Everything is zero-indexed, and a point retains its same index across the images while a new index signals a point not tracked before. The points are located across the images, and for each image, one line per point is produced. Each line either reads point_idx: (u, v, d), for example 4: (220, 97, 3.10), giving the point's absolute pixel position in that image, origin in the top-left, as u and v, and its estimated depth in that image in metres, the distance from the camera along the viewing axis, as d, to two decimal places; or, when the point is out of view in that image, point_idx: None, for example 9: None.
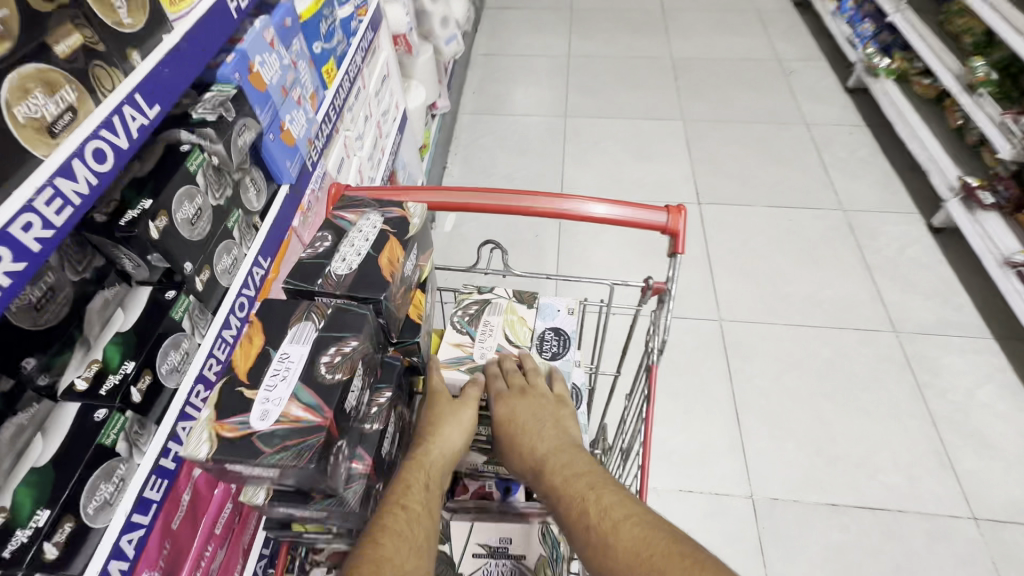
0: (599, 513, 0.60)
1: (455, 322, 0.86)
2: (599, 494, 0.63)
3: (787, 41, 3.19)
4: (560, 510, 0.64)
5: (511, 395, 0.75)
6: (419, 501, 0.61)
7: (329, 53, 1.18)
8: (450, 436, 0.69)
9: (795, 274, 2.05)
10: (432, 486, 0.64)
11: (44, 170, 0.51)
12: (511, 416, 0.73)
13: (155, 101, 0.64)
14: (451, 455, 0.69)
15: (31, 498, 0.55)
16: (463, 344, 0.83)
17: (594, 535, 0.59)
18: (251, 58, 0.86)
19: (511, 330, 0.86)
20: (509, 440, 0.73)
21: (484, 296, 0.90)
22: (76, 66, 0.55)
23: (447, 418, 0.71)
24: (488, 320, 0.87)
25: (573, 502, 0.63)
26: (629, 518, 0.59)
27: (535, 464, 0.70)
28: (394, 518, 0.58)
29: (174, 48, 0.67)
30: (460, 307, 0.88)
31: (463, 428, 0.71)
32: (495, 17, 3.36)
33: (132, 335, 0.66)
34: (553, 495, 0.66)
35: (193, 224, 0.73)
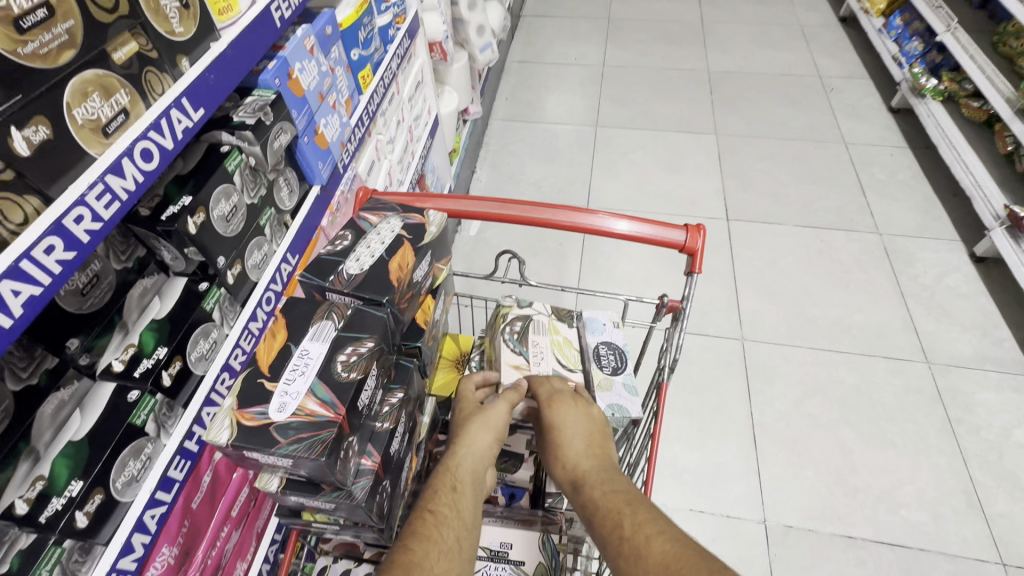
0: (633, 525, 0.59)
1: (505, 341, 0.86)
2: (634, 509, 0.61)
3: (830, 58, 3.11)
4: (595, 523, 0.62)
5: (557, 401, 0.74)
6: (446, 504, 0.64)
7: (366, 60, 1.22)
8: (478, 438, 0.72)
9: (824, 297, 2.00)
10: (459, 488, 0.67)
11: (96, 167, 0.55)
12: (555, 424, 0.73)
13: (200, 105, 0.68)
14: (478, 458, 0.71)
15: (68, 469, 0.59)
16: (521, 366, 0.83)
17: (626, 545, 0.57)
18: (291, 65, 0.91)
19: (562, 350, 0.87)
20: (552, 451, 0.73)
21: (525, 309, 0.90)
22: (130, 72, 0.59)
23: (480, 422, 0.73)
24: (535, 340, 0.87)
25: (608, 515, 0.62)
26: (661, 534, 0.57)
27: (575, 476, 0.69)
28: (424, 523, 0.61)
29: (220, 55, 0.72)
30: (504, 325, 0.88)
31: (491, 429, 0.73)
32: (532, 25, 3.39)
33: (166, 323, 0.70)
34: (591, 506, 0.65)
35: (228, 221, 0.77)
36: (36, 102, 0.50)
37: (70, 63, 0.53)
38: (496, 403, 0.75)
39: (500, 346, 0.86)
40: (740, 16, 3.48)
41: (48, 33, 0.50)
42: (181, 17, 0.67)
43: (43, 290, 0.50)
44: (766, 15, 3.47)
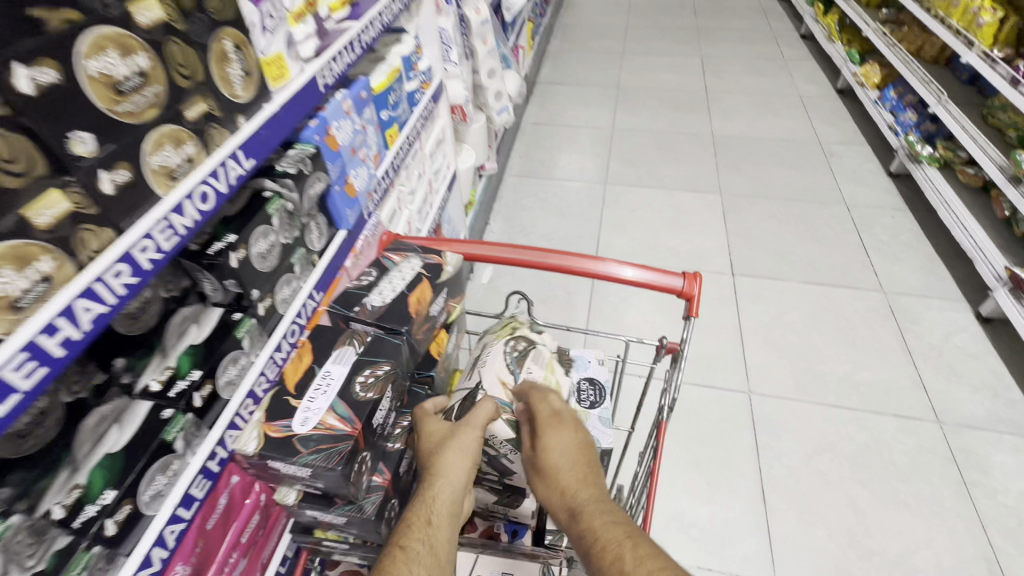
0: (632, 559, 0.58)
1: (502, 353, 0.89)
2: (632, 543, 0.60)
3: (829, 125, 3.28)
4: (593, 556, 0.61)
5: (547, 426, 0.76)
6: (419, 539, 0.59)
7: (393, 120, 1.35)
8: (453, 465, 0.67)
9: (830, 353, 2.01)
10: (434, 521, 0.62)
11: (163, 207, 0.63)
12: (548, 451, 0.74)
13: (251, 155, 0.78)
14: (457, 488, 0.66)
15: (103, 479, 0.63)
16: (507, 384, 0.85)
17: None
18: (329, 123, 1.02)
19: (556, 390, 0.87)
20: (543, 477, 0.72)
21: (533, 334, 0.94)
22: (199, 128, 0.69)
23: (455, 441, 0.68)
24: (530, 367, 0.87)
25: (608, 548, 0.61)
26: (662, 569, 0.56)
27: (568, 503, 0.68)
28: (394, 561, 0.56)
29: (272, 115, 0.83)
30: (510, 339, 0.91)
31: (466, 455, 0.68)
32: (547, 91, 3.63)
33: (201, 349, 0.76)
34: (589, 536, 0.63)
35: (264, 257, 0.85)
36: (124, 150, 0.58)
37: (152, 119, 0.62)
38: (467, 428, 0.70)
39: (497, 356, 0.88)
40: (743, 87, 3.70)
41: (140, 96, 0.60)
42: (244, 85, 0.78)
43: (108, 310, 0.57)
44: (767, 86, 3.70)
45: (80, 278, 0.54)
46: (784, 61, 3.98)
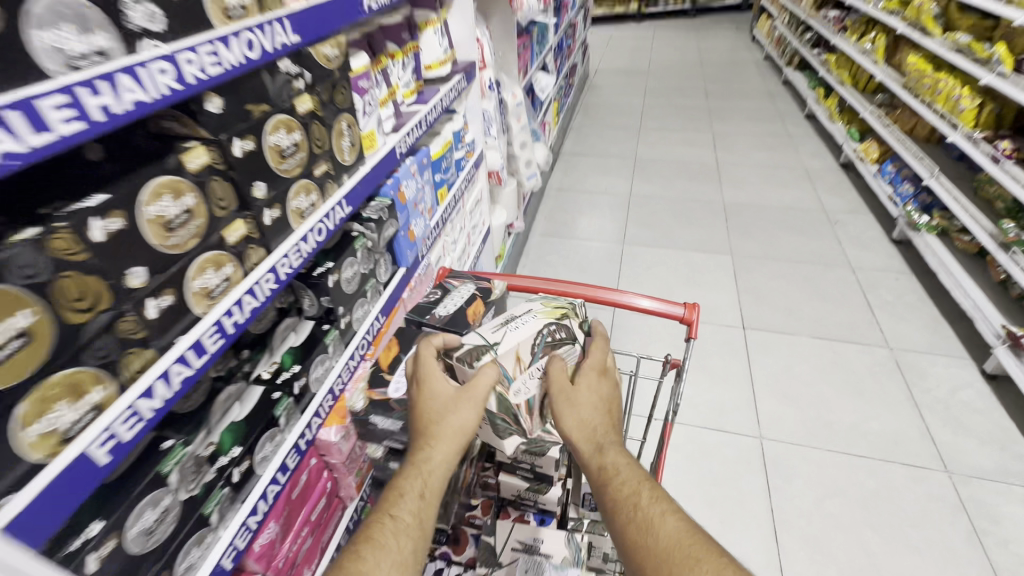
0: (649, 501, 0.74)
1: (536, 333, 0.91)
2: (649, 489, 0.76)
3: (834, 196, 3.52)
4: (614, 490, 0.76)
5: (585, 376, 0.89)
6: (408, 513, 0.73)
7: (444, 181, 1.63)
8: (446, 446, 0.79)
9: (839, 403, 2.11)
10: (426, 497, 0.75)
11: (295, 235, 0.86)
12: (587, 395, 0.87)
13: (350, 203, 1.03)
14: (447, 461, 0.78)
15: (232, 438, 0.81)
16: (519, 365, 0.88)
17: (641, 514, 0.72)
18: (400, 183, 1.29)
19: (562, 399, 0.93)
20: (575, 413, 0.84)
21: (577, 333, 0.95)
22: (320, 181, 0.94)
23: (449, 418, 0.80)
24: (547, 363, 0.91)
25: (628, 486, 0.76)
26: (673, 513, 0.72)
27: (595, 441, 0.82)
28: (382, 527, 0.70)
29: (365, 174, 1.08)
30: (554, 324, 0.92)
31: (457, 440, 0.80)
32: (570, 161, 4.00)
33: (300, 349, 0.98)
34: (611, 473, 0.78)
35: (349, 282, 1.08)
36: (278, 196, 0.83)
37: (296, 174, 0.87)
38: (461, 410, 0.81)
39: (530, 333, 0.90)
40: (751, 160, 4.01)
41: (293, 159, 0.85)
42: (349, 152, 1.04)
43: (258, 304, 0.79)
44: (774, 160, 4.00)
45: (245, 279, 0.76)
46: (790, 138, 4.32)
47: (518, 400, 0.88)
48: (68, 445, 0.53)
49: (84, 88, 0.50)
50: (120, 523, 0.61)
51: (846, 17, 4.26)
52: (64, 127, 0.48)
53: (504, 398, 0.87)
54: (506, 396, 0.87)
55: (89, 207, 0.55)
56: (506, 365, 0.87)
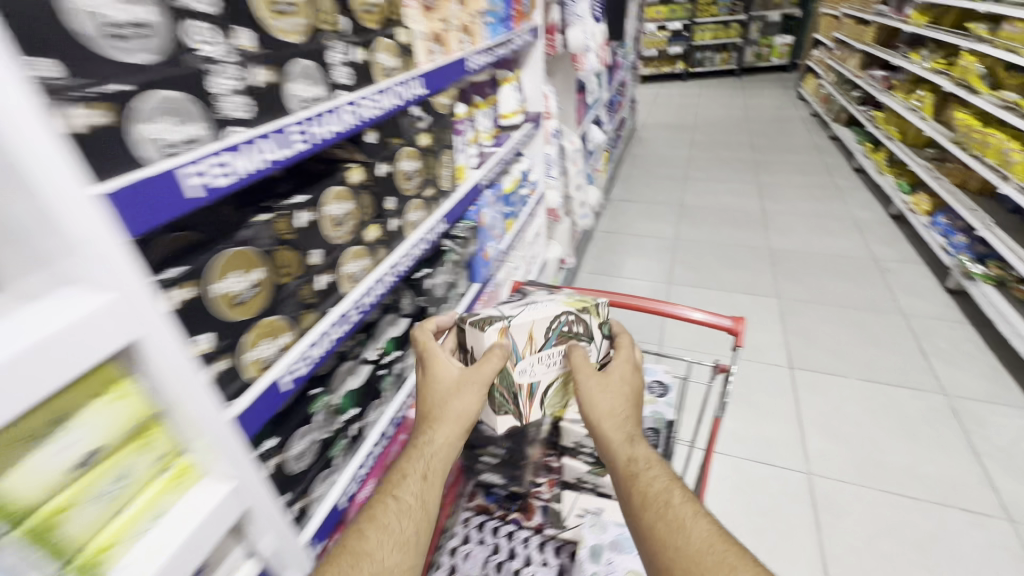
0: (677, 501, 0.81)
1: (554, 319, 1.02)
2: (682, 491, 0.83)
3: (884, 246, 3.53)
4: (646, 485, 0.84)
5: (619, 372, 1.00)
6: (409, 495, 0.85)
7: (513, 213, 1.85)
8: (444, 432, 0.91)
9: (891, 445, 2.10)
10: (427, 479, 0.87)
11: (409, 241, 1.07)
12: (621, 380, 0.99)
13: (448, 221, 1.25)
14: (447, 445, 0.90)
15: (348, 401, 0.99)
16: (530, 345, 1.01)
17: (671, 511, 0.80)
18: (481, 210, 1.51)
19: (559, 386, 1.06)
20: (603, 402, 0.95)
21: (594, 330, 1.06)
22: (429, 202, 1.17)
23: (449, 405, 0.92)
24: (557, 352, 1.03)
25: (662, 486, 0.83)
26: (701, 515, 0.79)
27: (628, 434, 0.91)
28: (386, 506, 0.83)
29: (459, 200, 1.31)
30: (572, 315, 1.04)
31: (453, 426, 0.91)
32: (617, 207, 4.20)
33: (399, 339, 1.16)
34: (643, 466, 0.87)
35: (440, 288, 1.28)
36: (401, 209, 1.05)
37: (414, 193, 1.09)
38: (458, 398, 0.93)
39: (549, 316, 1.01)
40: (798, 210, 4.09)
41: (413, 182, 1.08)
42: (448, 180, 1.26)
43: (382, 291, 0.98)
44: (821, 210, 4.06)
45: (375, 270, 0.97)
46: (838, 190, 4.38)
47: (520, 376, 1.01)
48: (262, 372, 0.72)
49: (309, 121, 0.72)
50: (283, 443, 0.82)
51: (893, 76, 4.39)
52: (297, 145, 0.71)
53: (508, 372, 0.99)
54: (510, 370, 0.99)
55: (296, 204, 0.78)
56: (517, 338, 0.99)
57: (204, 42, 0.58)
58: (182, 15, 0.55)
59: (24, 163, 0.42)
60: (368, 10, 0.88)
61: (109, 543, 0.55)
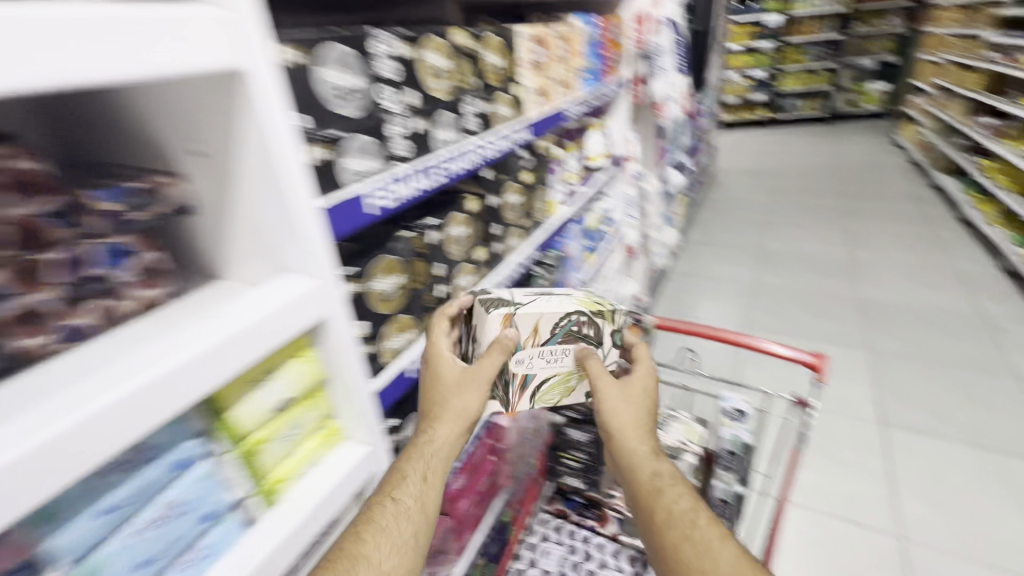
0: (703, 524, 0.78)
1: (564, 315, 0.93)
2: (707, 512, 0.80)
3: (995, 302, 3.24)
4: (673, 505, 0.80)
5: (640, 381, 0.95)
6: (410, 496, 0.75)
7: (594, 247, 1.97)
8: (446, 430, 0.82)
9: (1003, 519, 1.90)
10: (428, 480, 0.78)
11: (509, 263, 1.22)
12: (644, 391, 0.94)
13: (540, 248, 1.39)
14: (449, 445, 0.81)
15: None
16: (532, 339, 0.92)
17: (697, 536, 0.77)
18: (567, 242, 1.64)
19: (557, 383, 0.98)
20: (624, 414, 0.90)
21: (604, 336, 0.97)
22: (526, 231, 1.32)
23: (453, 402, 0.83)
24: (560, 350, 0.95)
25: (688, 507, 0.80)
26: (727, 539, 0.76)
27: (651, 448, 0.87)
28: (384, 508, 0.73)
29: (550, 230, 1.45)
30: (583, 315, 0.95)
31: (453, 424, 0.82)
32: (692, 249, 4.19)
33: None
34: (668, 487, 0.83)
35: None
36: (504, 236, 1.20)
37: (515, 222, 1.25)
38: (460, 393, 0.84)
39: (559, 311, 0.92)
40: (893, 260, 3.86)
41: (515, 212, 1.24)
42: (542, 212, 1.42)
43: None
44: (920, 262, 3.81)
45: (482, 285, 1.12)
46: (940, 241, 4.09)
47: (518, 367, 0.93)
48: (394, 360, 0.88)
49: (447, 158, 0.89)
50: (400, 425, 0.97)
51: (1003, 124, 4.12)
52: (439, 177, 0.88)
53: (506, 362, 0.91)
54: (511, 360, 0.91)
55: (429, 225, 0.95)
56: (520, 327, 0.91)
57: (387, 100, 0.76)
58: (377, 81, 0.74)
59: (284, 184, 0.61)
60: (495, 71, 1.06)
61: (283, 476, 0.71)
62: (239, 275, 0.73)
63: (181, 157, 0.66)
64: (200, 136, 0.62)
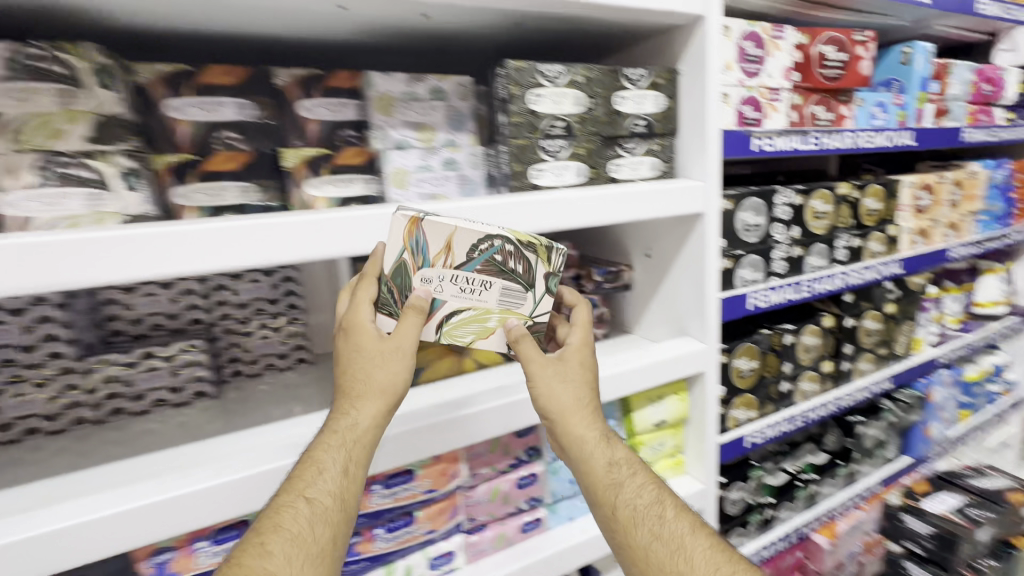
0: (673, 522, 0.73)
1: (486, 237, 0.68)
2: (673, 499, 0.76)
3: None
4: (637, 506, 0.74)
5: (577, 354, 0.78)
6: (328, 495, 0.61)
7: (970, 405, 1.67)
8: (368, 408, 0.65)
9: None
10: (349, 472, 0.63)
11: (858, 384, 1.27)
12: (585, 363, 0.78)
13: (897, 381, 1.36)
14: (371, 424, 0.65)
15: (768, 490, 1.19)
16: (441, 254, 0.68)
17: (665, 533, 0.72)
18: (933, 386, 1.49)
19: (471, 318, 0.73)
20: (558, 389, 0.75)
21: (536, 279, 0.73)
22: (880, 360, 1.33)
23: (376, 374, 0.66)
24: (481, 281, 0.70)
25: (653, 505, 0.74)
26: (700, 534, 0.73)
27: (601, 431, 0.77)
28: (298, 512, 0.60)
29: (910, 366, 1.39)
30: (513, 248, 0.69)
31: (380, 398, 0.66)
32: None
33: (818, 467, 1.29)
34: (632, 487, 0.75)
35: (869, 439, 1.36)
36: (853, 356, 1.26)
37: (867, 347, 1.29)
38: (386, 363, 0.66)
39: (483, 230, 0.68)
40: None
41: (869, 336, 1.29)
42: (902, 345, 1.38)
43: (826, 413, 1.22)
44: None
45: (822, 395, 1.21)
46: None
47: (423, 287, 0.69)
48: (737, 427, 1.08)
49: (813, 280, 1.10)
50: (728, 483, 1.10)
51: None
52: (803, 293, 1.09)
53: (407, 271, 0.68)
54: (411, 273, 0.68)
55: (786, 328, 1.14)
56: (429, 240, 0.67)
57: (780, 235, 1.05)
58: (774, 221, 1.04)
59: (708, 284, 0.97)
60: (871, 213, 1.21)
61: None
62: (644, 331, 1.12)
63: (637, 257, 1.10)
64: (656, 246, 1.05)
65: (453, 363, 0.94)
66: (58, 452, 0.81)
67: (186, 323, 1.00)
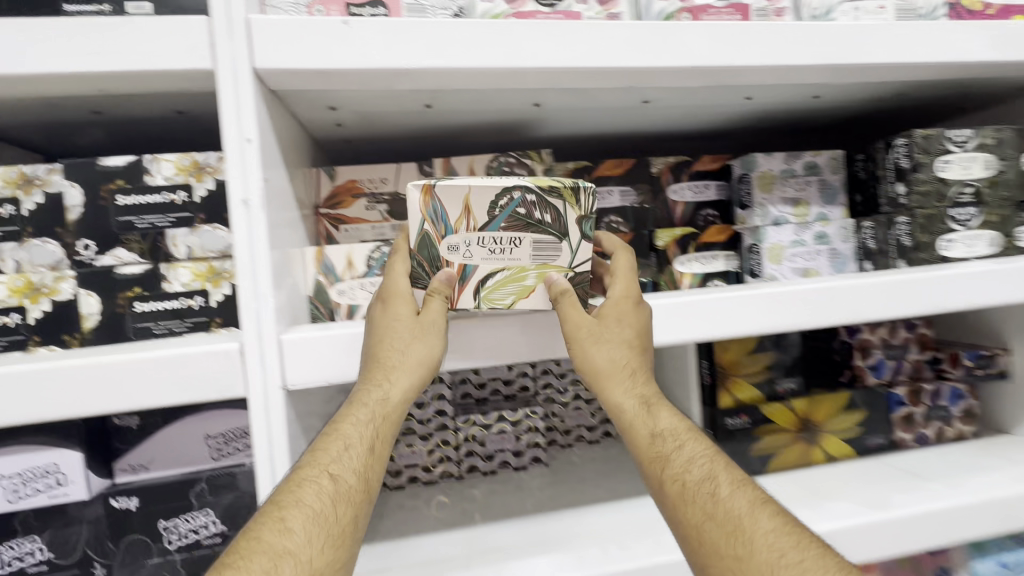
0: (729, 499, 0.54)
1: (504, 188, 0.52)
2: (729, 471, 0.56)
3: None
4: (688, 483, 0.55)
5: (617, 307, 0.59)
6: (349, 470, 0.51)
7: None
8: (405, 380, 0.54)
9: None
10: (376, 445, 0.54)
11: None
12: (631, 320, 0.59)
13: None
14: (407, 399, 0.55)
15: None
16: (460, 217, 0.53)
17: (725, 517, 0.53)
18: None
19: (508, 280, 0.56)
20: (598, 348, 0.58)
21: (570, 227, 0.55)
22: None
23: (413, 347, 0.54)
24: (512, 241, 0.54)
25: (706, 480, 0.55)
26: (768, 513, 0.53)
27: (640, 396, 0.60)
28: (315, 488, 0.49)
29: None
30: (537, 198, 0.53)
31: (414, 370, 0.55)
32: None
33: None
34: (685, 463, 0.56)
35: None
36: None
37: None
38: (425, 338, 0.54)
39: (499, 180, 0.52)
40: None
41: None
42: None
43: None
44: None
45: None
46: None
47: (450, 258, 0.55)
48: None
49: None
50: None
51: None
52: None
53: (431, 243, 0.54)
54: (437, 243, 0.54)
55: None
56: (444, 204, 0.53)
57: None
58: None
59: None
60: None
61: None
62: None
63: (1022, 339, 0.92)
64: None
65: (803, 453, 0.89)
66: (447, 504, 0.90)
67: (518, 389, 1.05)
